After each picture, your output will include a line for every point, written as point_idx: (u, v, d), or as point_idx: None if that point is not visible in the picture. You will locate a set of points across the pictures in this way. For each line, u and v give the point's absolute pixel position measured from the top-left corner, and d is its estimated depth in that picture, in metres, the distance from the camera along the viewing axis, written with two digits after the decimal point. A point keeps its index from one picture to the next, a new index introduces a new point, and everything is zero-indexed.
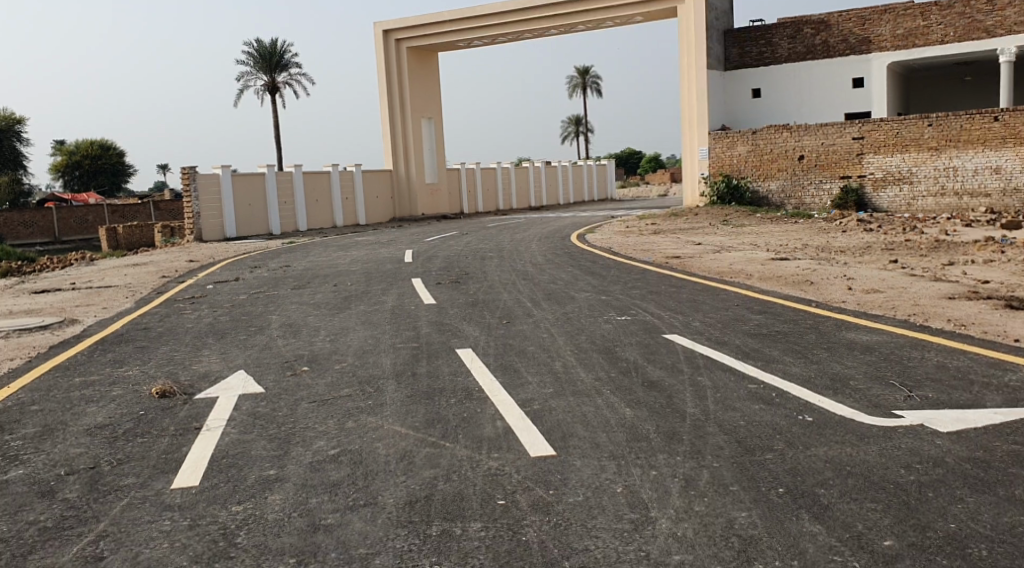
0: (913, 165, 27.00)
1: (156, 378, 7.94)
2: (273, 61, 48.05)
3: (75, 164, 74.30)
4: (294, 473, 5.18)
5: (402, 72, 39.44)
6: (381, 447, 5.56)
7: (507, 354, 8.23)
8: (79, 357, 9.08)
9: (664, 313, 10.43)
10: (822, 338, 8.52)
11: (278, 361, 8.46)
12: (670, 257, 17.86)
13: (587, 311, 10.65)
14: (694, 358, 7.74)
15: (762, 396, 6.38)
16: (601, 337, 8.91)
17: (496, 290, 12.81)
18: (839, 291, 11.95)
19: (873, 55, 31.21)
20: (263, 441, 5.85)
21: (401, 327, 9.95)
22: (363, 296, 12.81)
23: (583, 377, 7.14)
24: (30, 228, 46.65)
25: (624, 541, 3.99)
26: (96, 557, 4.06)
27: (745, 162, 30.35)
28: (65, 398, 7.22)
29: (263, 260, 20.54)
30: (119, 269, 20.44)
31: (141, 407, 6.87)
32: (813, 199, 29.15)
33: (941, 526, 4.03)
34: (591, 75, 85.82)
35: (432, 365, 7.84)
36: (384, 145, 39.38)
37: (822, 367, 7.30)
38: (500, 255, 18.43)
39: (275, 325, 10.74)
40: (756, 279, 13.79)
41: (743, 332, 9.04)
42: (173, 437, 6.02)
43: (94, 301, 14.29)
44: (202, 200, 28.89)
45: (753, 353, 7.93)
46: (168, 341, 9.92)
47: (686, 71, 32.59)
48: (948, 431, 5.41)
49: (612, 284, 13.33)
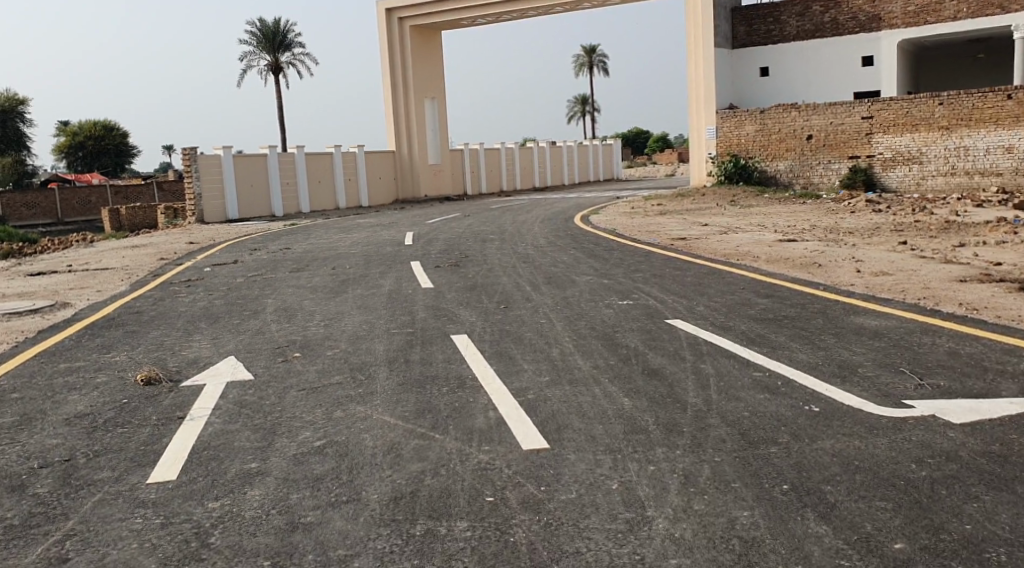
0: (923, 144, 26.59)
1: (143, 364, 7.74)
2: (276, 40, 47.56)
3: (78, 145, 73.95)
4: (276, 467, 4.94)
5: (405, 51, 38.95)
6: (369, 438, 5.32)
7: (503, 340, 7.99)
8: (67, 342, 8.90)
9: (668, 298, 10.15)
10: (830, 323, 8.25)
11: (270, 347, 8.23)
12: (675, 239, 17.56)
13: (588, 295, 10.41)
14: (697, 345, 7.48)
15: (766, 385, 6.13)
16: (602, 323, 8.65)
17: (495, 274, 12.53)
18: (847, 273, 11.65)
19: (883, 34, 30.69)
20: (247, 431, 5.62)
21: (396, 311, 9.73)
22: (360, 280, 12.54)
23: (581, 365, 6.92)
24: (32, 209, 46.48)
25: (618, 543, 3.76)
26: (61, 558, 3.85)
27: (753, 142, 29.90)
28: (47, 386, 7.03)
29: (263, 242, 20.36)
30: (118, 251, 20.26)
31: (124, 395, 6.68)
32: (821, 179, 28.78)
33: (956, 528, 3.78)
34: (598, 54, 85.02)
35: (426, 352, 7.59)
36: (386, 122, 39.05)
37: (830, 354, 7.03)
38: (502, 237, 18.13)
39: (270, 309, 10.52)
40: (763, 261, 13.50)
41: (749, 316, 8.79)
42: (154, 428, 5.81)
43: (88, 284, 14.07)
44: (203, 181, 28.65)
45: (759, 339, 7.69)
46: (160, 325, 9.72)
47: (693, 50, 32.11)
48: (961, 423, 5.15)
49: (614, 267, 13.07)
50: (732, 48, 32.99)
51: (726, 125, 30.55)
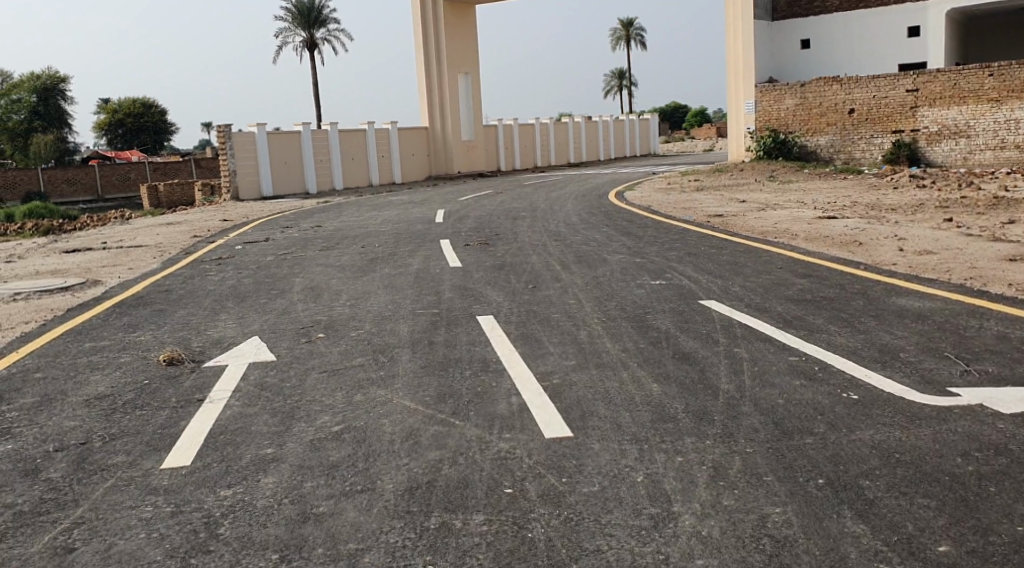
0: (971, 117, 25.76)
1: (167, 344, 7.69)
2: (312, 16, 47.48)
3: (118, 122, 75.10)
4: (292, 453, 4.80)
5: (438, 25, 38.50)
6: (387, 424, 5.17)
7: (530, 321, 7.79)
8: (95, 320, 8.91)
9: (702, 278, 9.85)
10: (871, 305, 7.91)
11: (295, 327, 8.11)
12: (710, 216, 17.17)
13: (619, 275, 10.15)
14: (731, 328, 7.21)
15: (802, 371, 5.86)
16: (632, 304, 8.41)
17: (525, 252, 12.31)
18: (890, 252, 11.21)
19: (930, 3, 29.78)
20: (266, 415, 5.50)
21: (423, 291, 9.57)
22: (389, 259, 12.40)
23: (610, 348, 6.70)
24: (73, 185, 47.09)
25: (641, 541, 3.56)
26: (66, 549, 3.80)
27: (793, 116, 29.18)
28: (70, 367, 7.02)
29: (296, 219, 20.35)
30: (152, 229, 20.42)
31: (146, 375, 6.63)
32: (863, 154, 28.05)
33: (1006, 530, 3.50)
34: (636, 26, 83.70)
35: (451, 334, 7.43)
36: (419, 98, 38.81)
37: (870, 337, 6.72)
38: (534, 215, 17.90)
39: (297, 288, 10.42)
40: (802, 239, 13.10)
41: (786, 297, 8.48)
42: (174, 410, 5.74)
43: (121, 262, 14.14)
44: (237, 158, 28.74)
45: (796, 322, 7.38)
46: (187, 304, 9.69)
47: (731, 22, 31.26)
48: (1011, 413, 4.84)
49: (648, 244, 12.79)
50: (772, 20, 31.96)
51: (765, 99, 29.82)
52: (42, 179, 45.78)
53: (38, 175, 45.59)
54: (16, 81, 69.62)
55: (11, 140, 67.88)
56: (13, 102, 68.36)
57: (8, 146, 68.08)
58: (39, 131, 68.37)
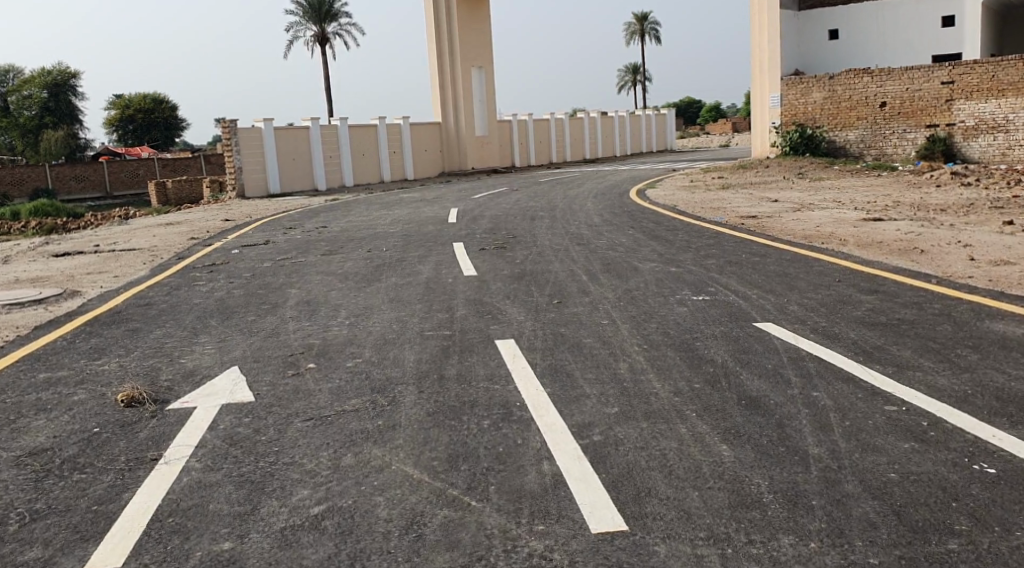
0: (1010, 111, 24.40)
1: (130, 377, 6.50)
2: (322, 11, 46.22)
3: (128, 118, 74.58)
4: (256, 551, 3.63)
5: (450, 18, 37.19)
6: (384, 506, 3.98)
7: (558, 349, 6.59)
8: (59, 343, 7.76)
9: (751, 293, 8.62)
10: (962, 332, 6.65)
11: (281, 355, 6.90)
12: (744, 217, 15.92)
13: (656, 289, 8.91)
14: (803, 362, 5.97)
15: (908, 429, 4.62)
16: (676, 326, 7.22)
17: (546, 259, 11.11)
18: (959, 261, 9.96)
19: None
20: (229, 486, 4.32)
21: (434, 307, 8.39)
22: (396, 265, 11.25)
23: (660, 390, 5.47)
24: (81, 182, 46.25)
25: None
26: None
27: (821, 110, 27.77)
28: (13, 407, 5.86)
29: (300, 220, 19.14)
30: (149, 229, 19.31)
31: (97, 422, 5.46)
32: (894, 149, 26.69)
33: None
34: (649, 21, 81.70)
35: (464, 366, 6.23)
36: (431, 92, 37.56)
37: (977, 379, 5.45)
38: (553, 215, 16.68)
39: (291, 302, 9.27)
40: (852, 245, 11.83)
41: (856, 320, 7.22)
42: (117, 475, 4.58)
43: (107, 268, 13.04)
44: (244, 154, 27.68)
45: (878, 354, 6.14)
46: (165, 323, 8.52)
47: (757, 12, 29.66)
48: None
49: (681, 251, 11.57)
50: (799, 10, 30.77)
51: (791, 93, 28.30)
52: (49, 176, 44.90)
53: (45, 171, 44.73)
54: (28, 76, 69.09)
55: (23, 135, 67.75)
56: (25, 98, 67.92)
57: (19, 141, 67.63)
58: (49, 127, 67.71)
